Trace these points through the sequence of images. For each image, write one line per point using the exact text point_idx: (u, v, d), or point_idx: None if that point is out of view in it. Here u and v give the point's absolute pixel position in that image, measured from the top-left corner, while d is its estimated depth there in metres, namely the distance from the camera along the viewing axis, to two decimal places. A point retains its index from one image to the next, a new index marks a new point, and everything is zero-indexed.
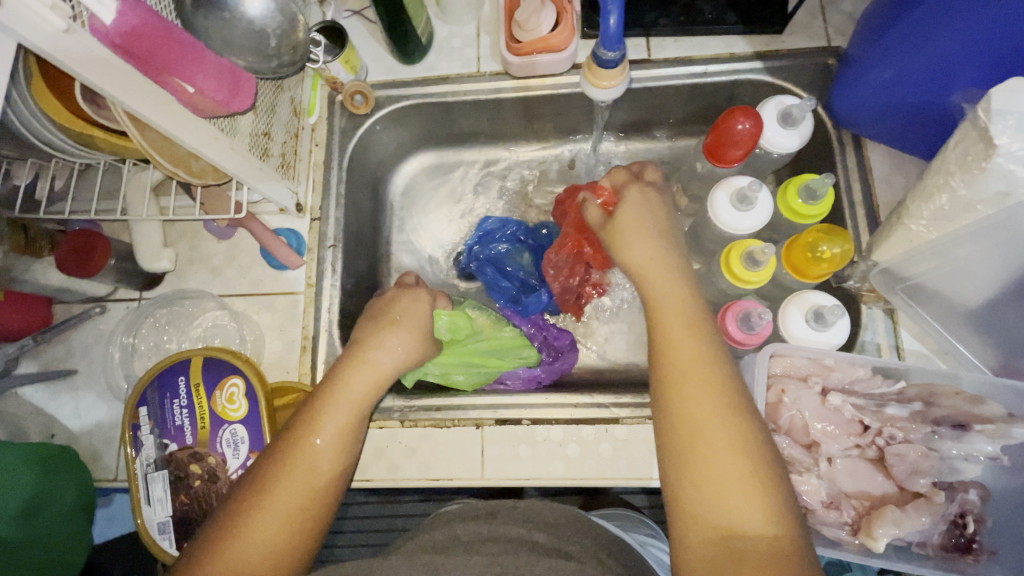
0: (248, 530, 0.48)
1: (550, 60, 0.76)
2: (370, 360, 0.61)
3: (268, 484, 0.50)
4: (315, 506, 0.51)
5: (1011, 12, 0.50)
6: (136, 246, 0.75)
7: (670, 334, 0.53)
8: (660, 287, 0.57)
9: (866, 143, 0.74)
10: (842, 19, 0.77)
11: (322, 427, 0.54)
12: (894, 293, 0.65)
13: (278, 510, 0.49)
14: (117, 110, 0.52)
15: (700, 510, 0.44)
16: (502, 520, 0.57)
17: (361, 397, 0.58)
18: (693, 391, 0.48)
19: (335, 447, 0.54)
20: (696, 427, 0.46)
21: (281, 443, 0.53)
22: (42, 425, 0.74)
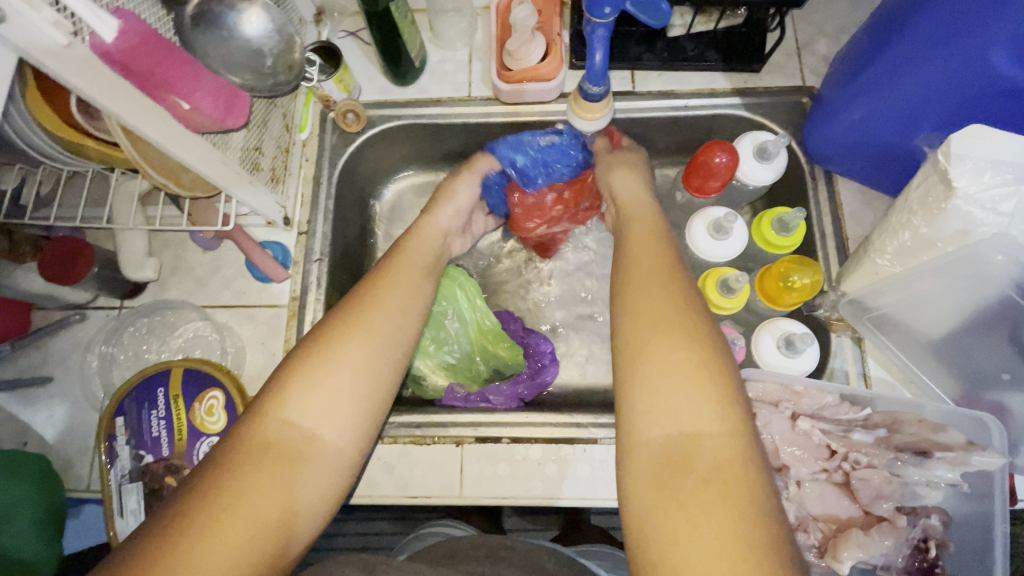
0: (313, 378, 0.51)
1: (538, 89, 0.79)
2: (390, 303, 0.58)
3: (328, 344, 0.53)
4: (378, 370, 0.54)
5: (965, 69, 0.55)
6: (120, 254, 0.75)
7: (636, 267, 0.56)
8: (636, 239, 0.61)
9: (837, 179, 0.77)
10: (816, 61, 0.82)
11: (376, 305, 0.57)
12: (862, 323, 0.67)
13: (344, 366, 0.52)
14: (112, 124, 0.52)
15: (648, 414, 0.45)
16: (504, 563, 0.60)
17: (382, 344, 0.55)
18: (643, 296, 0.52)
19: (343, 410, 0.51)
20: (648, 325, 0.49)
21: (340, 313, 0.56)
22: (12, 433, 0.72)
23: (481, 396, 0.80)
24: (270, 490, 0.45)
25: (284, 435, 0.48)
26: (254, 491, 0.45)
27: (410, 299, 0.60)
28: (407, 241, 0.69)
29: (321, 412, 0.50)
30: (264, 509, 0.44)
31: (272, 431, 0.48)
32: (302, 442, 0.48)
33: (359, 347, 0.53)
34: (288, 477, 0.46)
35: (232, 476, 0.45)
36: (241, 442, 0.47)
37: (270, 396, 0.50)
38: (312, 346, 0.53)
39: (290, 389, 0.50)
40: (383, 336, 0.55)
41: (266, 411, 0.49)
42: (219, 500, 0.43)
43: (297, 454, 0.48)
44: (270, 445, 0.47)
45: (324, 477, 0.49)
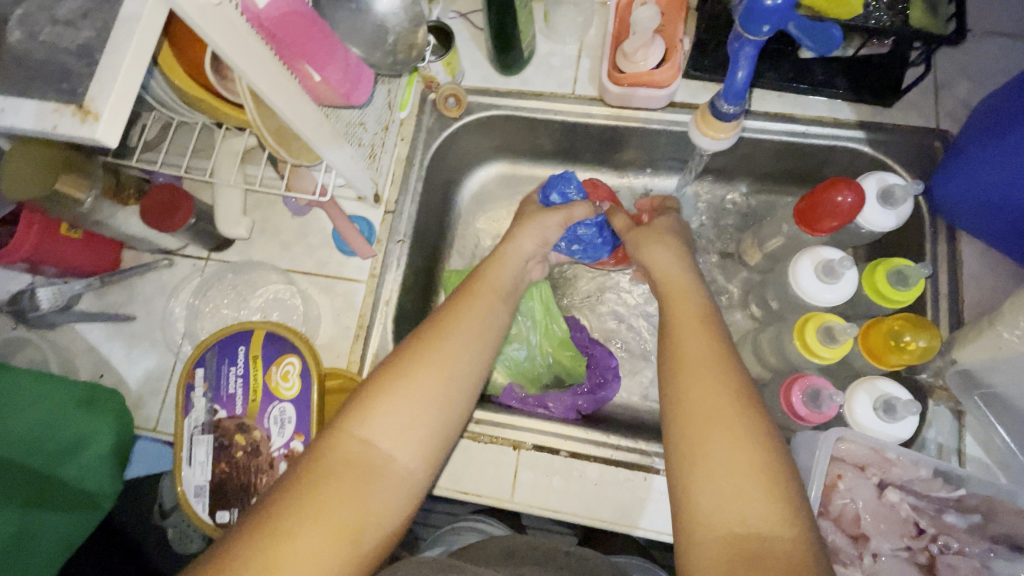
0: (392, 397, 0.49)
1: (647, 95, 0.75)
2: (471, 323, 0.56)
3: (407, 363, 0.51)
4: (454, 392, 0.52)
5: None
6: (215, 209, 0.77)
7: (683, 344, 0.53)
8: (680, 307, 0.57)
9: (961, 235, 0.71)
10: (954, 104, 0.75)
11: (456, 328, 0.55)
12: (968, 397, 0.64)
13: (423, 386, 0.50)
14: (240, 87, 0.51)
15: (706, 511, 0.43)
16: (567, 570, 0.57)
17: (461, 361, 0.53)
18: (695, 379, 0.49)
19: (418, 426, 0.49)
20: (705, 411, 0.47)
21: (420, 334, 0.54)
22: (92, 364, 0.76)
23: (540, 402, 0.79)
24: (347, 506, 0.43)
25: (362, 453, 0.46)
26: (332, 505, 0.43)
27: (490, 321, 0.58)
28: (490, 261, 0.66)
29: (397, 432, 0.48)
30: (340, 523, 0.42)
31: (350, 448, 0.46)
32: (378, 461, 0.46)
33: (437, 368, 0.51)
34: (365, 495, 0.44)
35: (309, 490, 0.43)
36: (320, 457, 0.46)
37: (348, 413, 0.48)
38: (390, 367, 0.51)
39: (369, 408, 0.48)
40: (461, 360, 0.53)
41: (343, 426, 0.47)
42: (298, 513, 0.42)
43: (372, 473, 0.46)
44: (348, 462, 0.45)
45: (397, 498, 0.46)
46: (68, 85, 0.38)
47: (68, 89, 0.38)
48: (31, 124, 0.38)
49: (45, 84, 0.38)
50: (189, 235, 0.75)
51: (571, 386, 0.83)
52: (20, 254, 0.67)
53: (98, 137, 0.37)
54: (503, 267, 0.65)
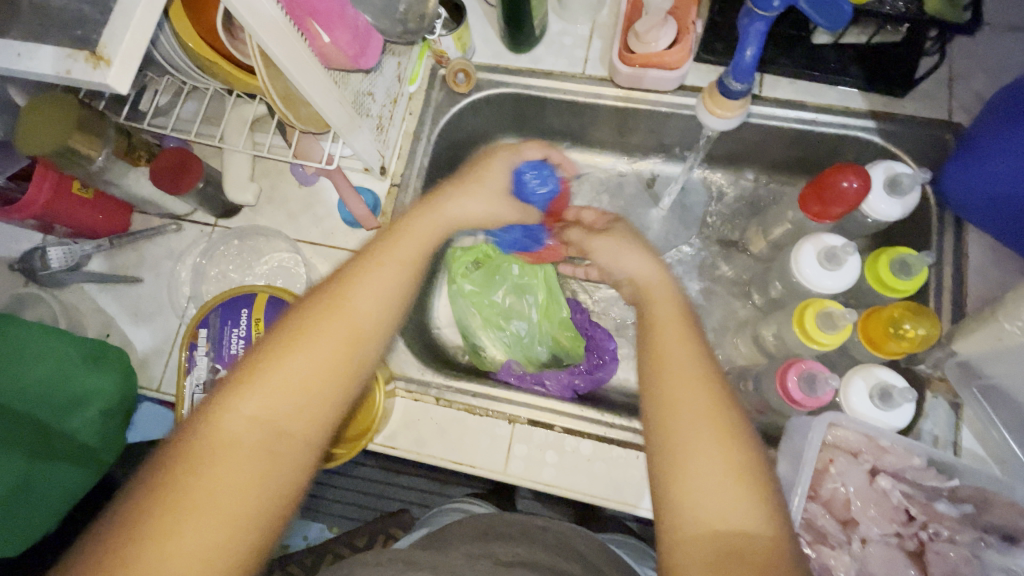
0: (281, 368, 0.45)
1: (658, 76, 0.75)
2: (372, 283, 0.52)
3: (298, 331, 0.47)
4: (353, 357, 0.48)
5: None
6: (225, 175, 0.78)
7: (661, 345, 0.52)
8: (657, 306, 0.56)
9: (967, 228, 0.70)
10: (969, 96, 0.74)
11: (356, 289, 0.51)
12: (966, 389, 0.63)
13: (315, 353, 0.47)
14: (251, 47, 0.52)
15: (688, 510, 0.43)
16: (538, 544, 0.59)
17: (360, 326, 0.49)
18: (681, 382, 0.48)
19: (310, 397, 0.46)
20: (692, 414, 0.46)
21: (318, 297, 0.50)
22: (99, 323, 0.77)
23: (537, 378, 0.80)
24: (235, 485, 0.41)
25: (246, 428, 0.43)
26: (218, 484, 0.41)
27: (400, 279, 0.53)
28: (418, 209, 0.61)
29: (287, 404, 0.45)
30: (221, 505, 0.40)
31: (232, 424, 0.43)
32: (267, 435, 0.43)
33: (335, 334, 0.48)
34: (255, 471, 0.42)
35: (191, 471, 0.40)
36: (199, 434, 0.42)
37: (234, 385, 0.45)
38: (282, 333, 0.47)
39: (256, 380, 0.45)
40: (361, 324, 0.49)
41: (226, 401, 0.44)
42: (180, 497, 0.39)
43: (256, 452, 0.43)
44: (231, 439, 0.42)
45: (292, 471, 0.44)
46: (82, 32, 0.38)
47: (82, 35, 0.38)
48: (46, 70, 0.39)
49: (61, 31, 0.39)
50: (197, 200, 0.76)
51: (569, 365, 0.83)
52: (34, 210, 0.68)
53: (109, 84, 0.38)
54: (431, 217, 0.60)
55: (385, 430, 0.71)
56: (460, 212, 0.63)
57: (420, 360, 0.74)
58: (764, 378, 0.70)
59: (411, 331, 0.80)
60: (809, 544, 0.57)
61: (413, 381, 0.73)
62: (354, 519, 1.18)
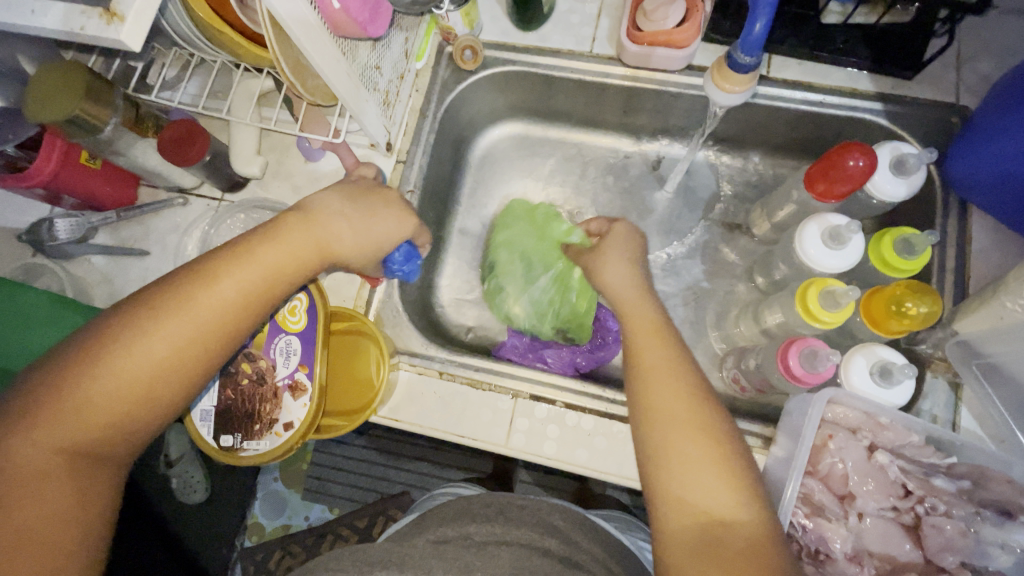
0: (85, 394, 0.46)
1: (666, 55, 0.75)
2: (194, 306, 0.50)
3: (104, 359, 0.47)
4: (163, 384, 0.48)
5: None
6: (231, 149, 0.78)
7: (648, 361, 0.53)
8: (640, 328, 0.57)
9: (971, 211, 0.70)
10: (976, 80, 0.74)
11: (172, 314, 0.49)
12: (967, 368, 0.64)
13: (123, 381, 0.47)
14: (261, 14, 0.51)
15: (677, 505, 0.45)
16: (513, 523, 0.61)
17: (178, 353, 0.49)
18: (656, 381, 0.51)
19: (119, 425, 0.47)
20: (665, 411, 0.49)
21: (129, 317, 0.49)
22: (106, 294, 0.78)
23: (538, 355, 0.83)
24: (42, 513, 0.43)
25: (48, 457, 0.44)
26: (23, 513, 0.42)
27: (239, 304, 0.52)
28: (282, 226, 0.57)
29: (89, 430, 0.46)
30: (29, 536, 0.42)
31: (30, 456, 0.43)
32: (72, 462, 0.45)
33: (151, 362, 0.48)
34: (64, 496, 0.44)
35: None
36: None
37: (23, 416, 0.44)
38: (85, 357, 0.47)
39: (53, 408, 0.45)
40: (182, 349, 0.49)
41: (18, 433, 0.43)
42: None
43: (56, 482, 0.44)
44: (31, 467, 0.43)
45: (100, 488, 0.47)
46: None
47: None
48: (60, 25, 0.39)
49: None
50: (204, 174, 0.76)
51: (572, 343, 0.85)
52: (41, 179, 0.68)
53: (122, 39, 0.39)
54: (294, 235, 0.57)
55: (387, 403, 0.72)
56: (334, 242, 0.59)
57: (423, 335, 0.75)
58: (764, 356, 0.70)
59: (415, 308, 0.81)
60: (807, 517, 0.58)
61: (417, 356, 0.73)
62: (354, 499, 1.19)
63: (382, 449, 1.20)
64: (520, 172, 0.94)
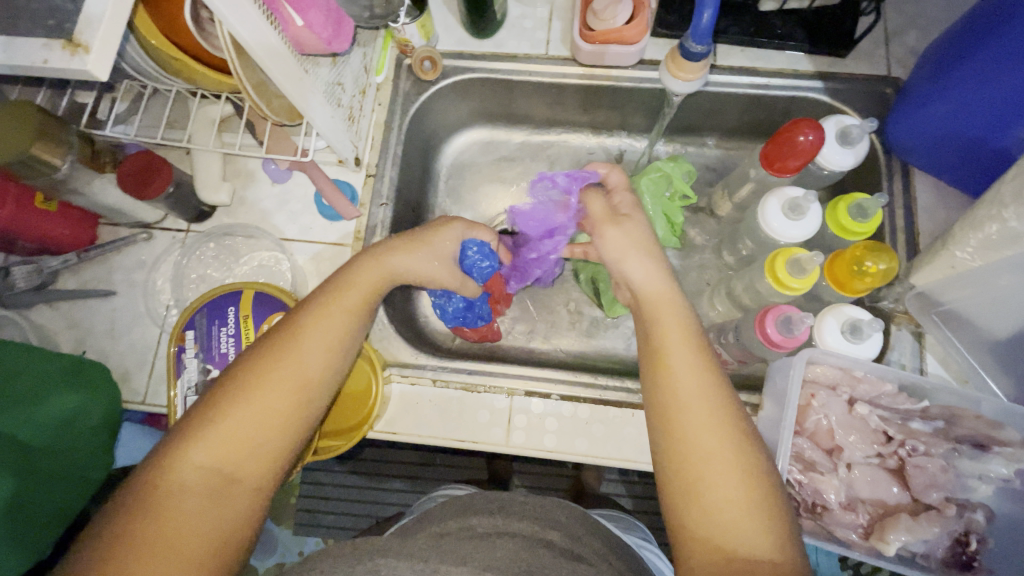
0: (228, 419, 0.49)
1: (619, 52, 0.78)
2: (312, 334, 0.55)
3: (246, 385, 0.51)
4: (288, 418, 0.52)
5: None
6: (195, 178, 0.77)
7: (678, 377, 0.52)
8: (674, 335, 0.55)
9: (913, 172, 0.76)
10: (904, 52, 0.80)
11: (293, 352, 0.54)
12: (926, 316, 0.68)
13: (260, 407, 0.50)
14: (221, 36, 0.51)
15: (712, 532, 0.45)
16: (514, 515, 0.62)
17: (302, 378, 0.53)
18: (690, 408, 0.50)
19: (257, 445, 0.50)
20: (699, 441, 0.48)
21: (263, 347, 0.54)
22: (75, 340, 0.75)
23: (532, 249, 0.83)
24: (190, 528, 0.45)
25: (197, 476, 0.47)
26: (171, 526, 0.45)
27: (337, 341, 0.57)
28: (366, 260, 0.63)
29: (237, 452, 0.49)
30: (183, 553, 0.44)
31: (183, 474, 0.47)
32: (215, 479, 0.48)
33: (283, 388, 0.52)
34: (207, 517, 0.46)
35: (147, 519, 0.44)
36: (142, 485, 0.46)
37: (182, 441, 0.48)
38: (231, 384, 0.51)
39: (193, 438, 0.48)
40: (303, 387, 0.53)
41: (177, 453, 0.48)
42: (130, 552, 0.43)
43: (211, 498, 0.47)
44: (184, 485, 0.46)
45: (240, 515, 0.48)
46: (56, 20, 0.39)
47: (57, 25, 0.38)
48: (21, 60, 0.39)
49: (34, 22, 0.39)
50: (169, 205, 0.75)
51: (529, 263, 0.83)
52: None
53: (88, 70, 0.39)
54: (362, 279, 0.62)
55: (383, 416, 0.71)
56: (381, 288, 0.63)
57: (412, 345, 0.75)
58: (742, 328, 0.74)
59: (400, 319, 0.81)
60: (799, 474, 0.61)
61: (407, 366, 0.73)
62: (351, 527, 1.16)
63: (375, 471, 1.17)
64: (488, 177, 0.96)
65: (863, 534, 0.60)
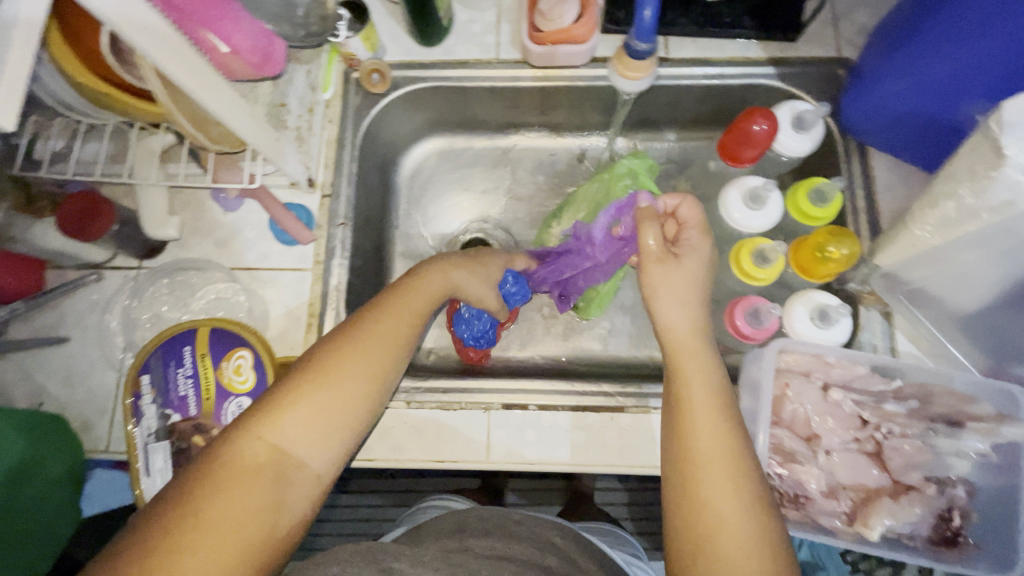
0: (303, 403, 0.51)
1: (570, 52, 0.76)
2: (385, 329, 0.58)
3: (322, 371, 0.53)
4: (342, 415, 0.52)
5: (1002, 50, 0.54)
6: (141, 213, 0.73)
7: (697, 369, 0.55)
8: (690, 339, 0.56)
9: (869, 152, 0.76)
10: (853, 32, 0.80)
11: (367, 346, 0.56)
12: (894, 297, 0.69)
13: (330, 396, 0.52)
14: (146, 69, 0.50)
15: (716, 522, 0.47)
16: (513, 537, 0.61)
17: (373, 371, 0.55)
18: (703, 398, 0.53)
19: (326, 429, 0.52)
20: (709, 430, 0.51)
21: (339, 336, 0.57)
22: (28, 392, 0.71)
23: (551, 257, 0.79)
24: (250, 510, 0.46)
25: (268, 456, 0.49)
26: (237, 506, 0.46)
27: (391, 342, 0.58)
28: (429, 271, 0.67)
29: (309, 435, 0.51)
30: (242, 533, 0.45)
31: (254, 454, 0.48)
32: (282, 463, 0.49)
33: (355, 379, 0.54)
34: (260, 508, 0.46)
35: (215, 495, 0.46)
36: (214, 462, 0.47)
37: (255, 419, 0.50)
38: (310, 369, 0.53)
39: (267, 418, 0.50)
40: (370, 379, 0.55)
41: (252, 429, 0.49)
42: (196, 526, 0.44)
43: (278, 478, 0.48)
44: (254, 465, 0.48)
45: (297, 502, 0.49)
46: None
47: None
48: None
49: None
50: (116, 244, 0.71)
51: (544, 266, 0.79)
52: None
53: None
54: (428, 292, 0.65)
55: (358, 444, 0.69)
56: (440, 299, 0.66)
57: None
58: (715, 321, 0.73)
59: None
60: (781, 466, 0.61)
61: None
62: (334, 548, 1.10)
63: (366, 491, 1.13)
64: (451, 186, 0.94)
65: (848, 522, 0.60)
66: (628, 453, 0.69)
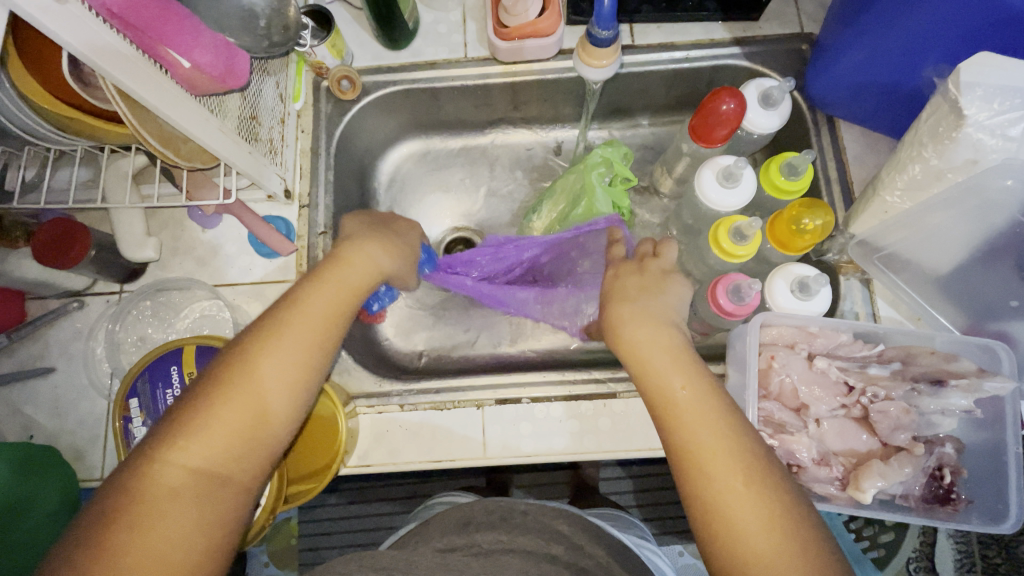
0: (214, 416, 0.49)
1: (537, 45, 0.77)
2: (299, 320, 0.55)
3: (231, 379, 0.50)
4: (269, 418, 0.51)
5: (953, 14, 0.55)
6: (117, 236, 0.73)
7: (654, 356, 0.55)
8: (657, 331, 0.56)
9: (837, 123, 0.77)
10: (813, 7, 0.81)
11: (281, 341, 0.53)
12: (870, 263, 0.68)
13: (243, 405, 0.50)
14: (106, 86, 0.50)
15: (710, 507, 0.47)
16: (520, 530, 0.61)
17: (288, 370, 0.52)
18: (672, 381, 0.53)
19: (243, 438, 0.49)
20: (680, 414, 0.51)
21: (250, 336, 0.53)
22: (17, 426, 0.70)
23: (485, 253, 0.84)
24: (176, 533, 0.45)
25: (182, 477, 0.47)
26: (161, 531, 0.45)
27: (319, 333, 0.55)
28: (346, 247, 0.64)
29: (223, 449, 0.49)
30: (167, 555, 0.44)
31: (167, 476, 0.46)
32: (201, 481, 0.47)
33: (272, 379, 0.51)
34: (196, 522, 0.46)
35: (133, 524, 0.44)
36: (129, 488, 0.46)
37: (165, 439, 0.48)
38: (220, 378, 0.51)
39: (176, 438, 0.48)
40: (288, 378, 0.52)
41: (163, 450, 0.47)
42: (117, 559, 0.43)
43: (197, 497, 0.47)
44: (171, 487, 0.46)
45: (226, 516, 0.48)
46: None
47: None
48: None
49: None
50: (95, 269, 0.71)
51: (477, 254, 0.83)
52: None
53: None
54: (347, 270, 0.61)
55: (355, 451, 0.70)
56: (365, 278, 0.62)
57: (374, 373, 0.73)
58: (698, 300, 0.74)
59: (360, 347, 0.79)
60: (773, 437, 0.61)
61: (373, 395, 0.71)
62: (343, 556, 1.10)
63: (370, 498, 1.12)
64: (429, 187, 0.94)
65: (841, 487, 0.61)
66: (624, 438, 0.69)
